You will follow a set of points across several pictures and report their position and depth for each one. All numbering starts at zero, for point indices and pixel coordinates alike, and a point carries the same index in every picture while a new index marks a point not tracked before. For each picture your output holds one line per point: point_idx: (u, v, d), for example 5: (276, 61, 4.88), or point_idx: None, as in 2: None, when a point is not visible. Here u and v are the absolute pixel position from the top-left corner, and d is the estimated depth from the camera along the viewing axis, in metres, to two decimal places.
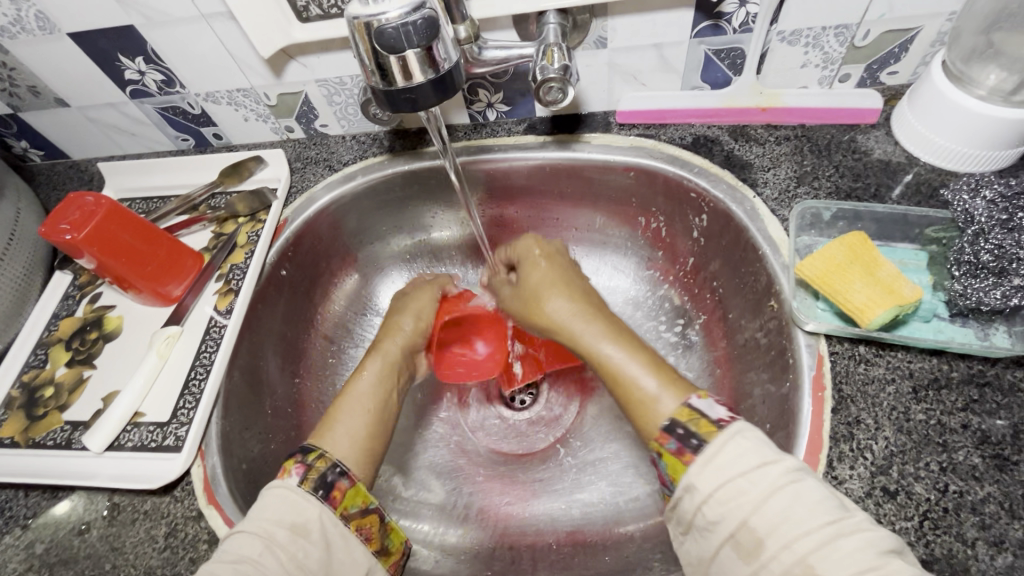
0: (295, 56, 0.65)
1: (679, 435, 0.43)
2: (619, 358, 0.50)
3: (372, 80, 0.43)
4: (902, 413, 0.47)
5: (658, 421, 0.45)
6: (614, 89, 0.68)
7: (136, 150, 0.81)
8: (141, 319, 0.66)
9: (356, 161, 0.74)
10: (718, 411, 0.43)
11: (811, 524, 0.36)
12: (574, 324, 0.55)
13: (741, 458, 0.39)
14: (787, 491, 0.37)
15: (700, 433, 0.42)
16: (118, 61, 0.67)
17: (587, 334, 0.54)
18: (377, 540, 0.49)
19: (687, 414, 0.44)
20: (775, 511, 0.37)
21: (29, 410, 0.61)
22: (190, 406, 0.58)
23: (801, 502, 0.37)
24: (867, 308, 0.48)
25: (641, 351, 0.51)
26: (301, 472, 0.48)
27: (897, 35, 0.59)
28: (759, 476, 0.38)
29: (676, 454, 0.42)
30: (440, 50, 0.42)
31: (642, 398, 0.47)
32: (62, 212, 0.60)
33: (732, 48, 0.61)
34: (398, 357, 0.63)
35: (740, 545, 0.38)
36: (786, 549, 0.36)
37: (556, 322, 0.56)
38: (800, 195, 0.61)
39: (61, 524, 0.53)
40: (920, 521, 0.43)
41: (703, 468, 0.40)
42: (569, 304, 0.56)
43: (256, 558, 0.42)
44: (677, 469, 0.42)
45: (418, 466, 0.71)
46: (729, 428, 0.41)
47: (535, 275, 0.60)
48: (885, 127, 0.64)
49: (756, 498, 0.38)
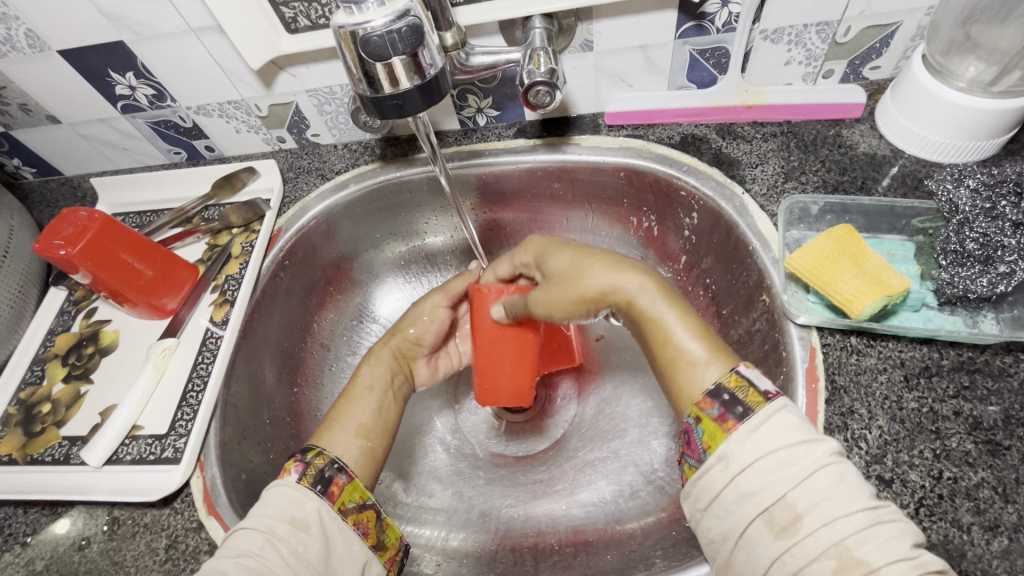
0: (285, 67, 0.65)
1: (723, 401, 0.43)
2: (669, 318, 0.48)
3: (358, 87, 0.43)
4: (894, 402, 0.48)
5: (699, 386, 0.45)
6: (602, 91, 0.69)
7: (128, 165, 0.82)
8: (137, 333, 0.66)
9: (348, 170, 0.74)
10: (765, 382, 0.43)
11: (854, 507, 0.36)
12: (626, 279, 0.51)
13: (788, 432, 0.40)
14: (832, 471, 0.38)
15: (747, 402, 0.42)
16: (109, 78, 0.67)
17: (638, 291, 0.50)
18: (373, 535, 0.48)
19: (734, 380, 0.44)
20: (818, 488, 0.37)
21: (27, 427, 0.61)
22: (188, 418, 0.58)
23: (845, 484, 0.37)
24: (856, 299, 0.48)
25: (688, 312, 0.49)
26: (300, 470, 0.48)
27: (877, 31, 0.60)
28: (802, 453, 0.38)
29: (717, 420, 0.42)
30: (426, 57, 0.42)
31: (685, 363, 0.47)
32: (55, 228, 0.60)
33: (716, 48, 0.63)
34: (391, 359, 0.64)
35: (774, 520, 0.37)
36: (825, 528, 0.36)
37: (611, 268, 0.53)
38: (788, 190, 0.62)
39: (61, 541, 0.53)
40: (916, 509, 0.43)
41: (745, 437, 0.40)
42: (617, 266, 0.53)
43: (259, 553, 0.42)
44: (715, 436, 0.42)
45: (417, 471, 0.72)
46: (776, 402, 0.41)
47: (564, 254, 0.58)
48: (869, 121, 0.65)
49: (798, 473, 0.38)
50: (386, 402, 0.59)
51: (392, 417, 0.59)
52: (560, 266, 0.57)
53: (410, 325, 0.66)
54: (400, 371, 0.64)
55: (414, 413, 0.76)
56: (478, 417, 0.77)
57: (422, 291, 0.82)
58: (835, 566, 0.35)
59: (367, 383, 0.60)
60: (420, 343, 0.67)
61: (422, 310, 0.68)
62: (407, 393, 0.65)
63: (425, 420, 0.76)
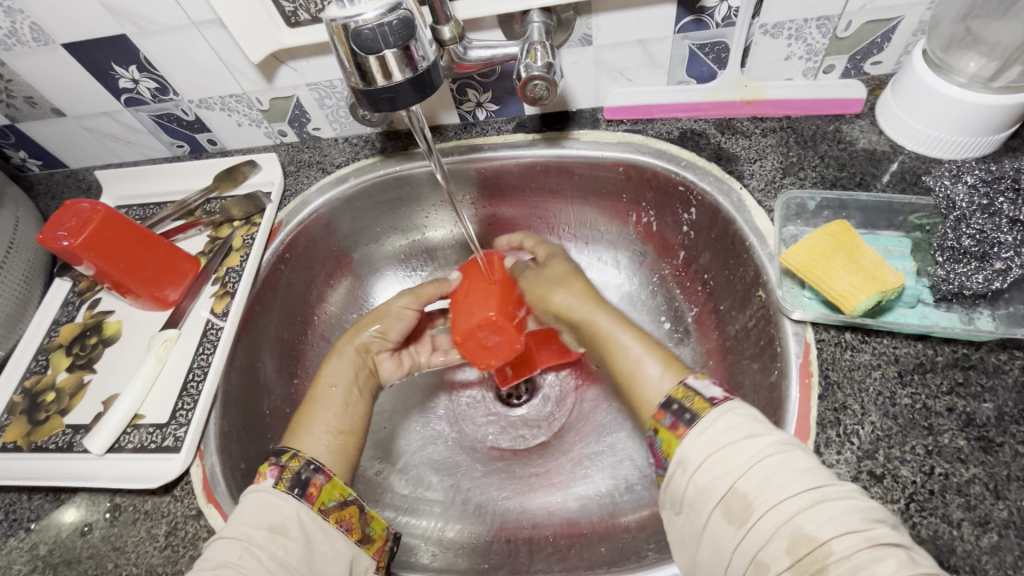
0: (285, 61, 0.66)
1: (673, 411, 0.45)
2: (629, 343, 0.56)
3: (351, 80, 0.43)
4: (888, 397, 0.48)
5: (656, 397, 0.50)
6: (601, 86, 0.69)
7: (132, 157, 0.82)
8: (140, 323, 0.67)
9: (348, 164, 0.75)
10: (712, 391, 0.45)
11: (798, 487, 0.37)
12: (596, 316, 0.60)
13: (733, 428, 0.42)
14: (775, 458, 0.39)
15: (694, 408, 0.44)
16: (112, 71, 0.68)
17: (567, 305, 0.64)
18: (357, 530, 0.50)
19: (682, 391, 0.47)
20: (763, 473, 0.38)
21: (31, 415, 0.62)
22: (189, 407, 0.59)
23: (788, 467, 0.38)
24: (850, 295, 0.48)
25: (652, 342, 0.56)
26: (275, 475, 0.49)
27: (877, 26, 0.60)
28: (746, 444, 0.40)
29: (671, 428, 0.44)
30: (417, 49, 0.42)
31: (642, 380, 0.52)
32: (58, 220, 0.61)
33: (716, 42, 0.62)
34: (354, 357, 0.65)
35: (730, 511, 0.38)
36: (773, 511, 0.37)
37: (554, 282, 0.67)
38: (786, 186, 0.62)
39: (64, 527, 0.54)
40: (907, 504, 0.43)
41: (696, 439, 0.42)
42: (562, 281, 0.66)
43: (237, 562, 0.42)
44: (671, 443, 0.44)
45: (414, 463, 0.72)
46: (720, 405, 0.43)
47: (557, 266, 0.68)
48: (870, 116, 0.64)
49: (744, 463, 0.39)
50: (350, 399, 0.61)
51: (359, 416, 0.60)
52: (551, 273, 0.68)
53: (367, 325, 0.68)
54: (362, 366, 0.66)
55: (414, 405, 0.77)
56: (476, 410, 0.77)
57: None
58: (788, 547, 0.35)
59: (327, 382, 0.61)
60: (386, 339, 0.68)
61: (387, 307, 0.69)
62: (372, 389, 0.66)
63: (424, 412, 0.76)
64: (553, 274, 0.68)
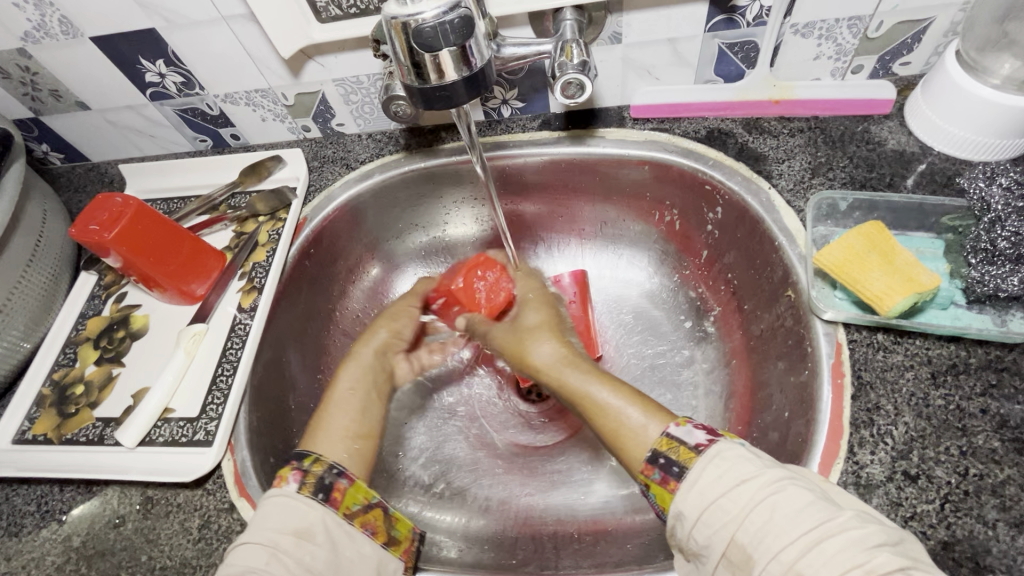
0: (313, 56, 0.66)
1: (661, 465, 0.43)
2: (606, 397, 0.50)
3: (406, 77, 0.43)
4: (921, 398, 0.48)
5: (640, 453, 0.46)
6: (628, 84, 0.69)
7: (155, 152, 0.82)
8: (166, 318, 0.67)
9: (372, 160, 0.75)
10: (695, 437, 0.43)
11: (794, 533, 0.36)
12: (570, 376, 0.54)
13: (722, 476, 0.40)
14: (767, 503, 0.37)
15: (681, 461, 0.42)
16: (139, 65, 0.68)
17: (547, 359, 0.57)
18: (383, 532, 0.50)
19: (666, 442, 0.44)
20: (757, 523, 0.37)
21: (60, 407, 0.62)
22: (218, 402, 0.59)
23: (781, 513, 0.37)
24: (886, 296, 0.48)
25: (625, 389, 0.51)
26: (298, 479, 0.49)
27: (909, 26, 0.60)
28: (737, 494, 0.38)
29: (660, 483, 0.43)
30: (473, 47, 0.42)
31: (624, 434, 0.47)
32: (91, 213, 0.61)
33: (746, 41, 0.62)
34: (373, 361, 0.65)
35: (734, 563, 0.37)
36: (773, 561, 0.35)
37: (528, 332, 0.61)
38: (815, 186, 0.62)
39: (96, 518, 0.55)
40: (941, 504, 0.44)
41: (688, 492, 0.40)
42: (538, 332, 0.60)
43: (264, 568, 0.43)
44: (665, 498, 0.42)
45: (437, 458, 0.73)
46: (706, 453, 0.41)
47: (536, 313, 0.64)
48: (899, 117, 0.64)
49: (739, 514, 0.38)
50: (370, 401, 0.60)
51: (376, 419, 0.60)
52: (529, 322, 0.63)
53: (380, 330, 0.68)
54: (380, 368, 0.65)
55: (435, 400, 0.77)
56: (497, 406, 0.78)
57: None
58: None
59: (348, 386, 0.61)
60: (401, 338, 0.69)
61: (396, 312, 0.70)
62: (389, 392, 0.65)
63: (444, 408, 0.77)
64: (528, 324, 0.62)
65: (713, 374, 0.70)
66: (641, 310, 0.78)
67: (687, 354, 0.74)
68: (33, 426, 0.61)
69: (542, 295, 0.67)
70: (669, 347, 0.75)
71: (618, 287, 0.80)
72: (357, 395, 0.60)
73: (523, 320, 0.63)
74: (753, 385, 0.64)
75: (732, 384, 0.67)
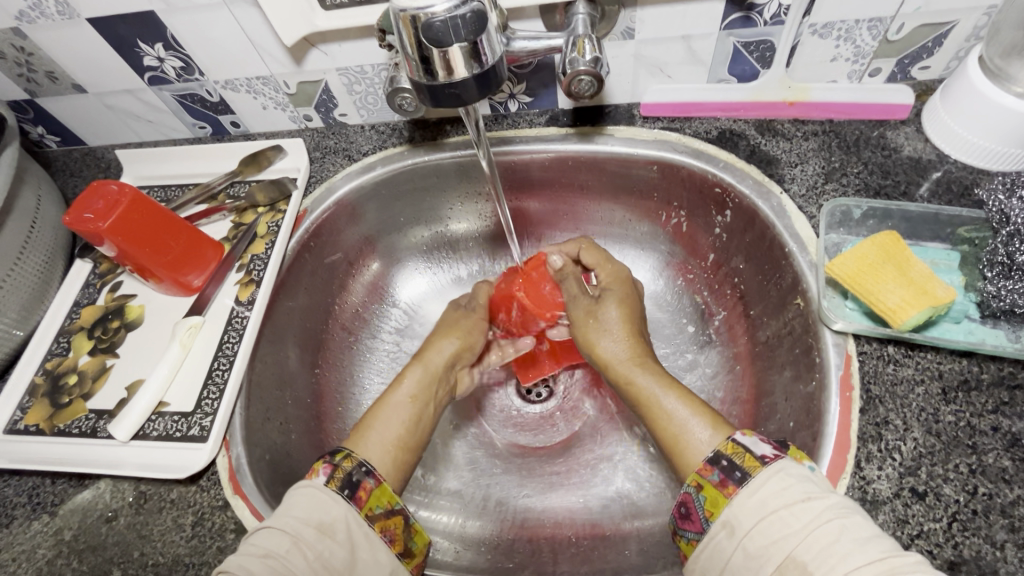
0: (317, 44, 0.64)
1: (722, 467, 0.44)
2: (673, 405, 0.52)
3: (415, 73, 0.42)
4: (930, 414, 0.47)
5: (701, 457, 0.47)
6: (639, 81, 0.67)
7: (153, 137, 0.81)
8: (163, 308, 0.66)
9: (375, 152, 0.73)
10: (762, 448, 0.44)
11: (858, 556, 0.36)
12: (638, 378, 0.56)
13: (786, 492, 0.41)
14: (833, 524, 0.38)
15: (745, 467, 0.43)
16: (137, 48, 0.66)
17: (615, 355, 0.59)
18: (400, 542, 0.49)
19: (731, 447, 0.45)
20: (821, 542, 0.38)
21: (53, 398, 0.61)
22: (214, 397, 0.58)
23: (848, 535, 0.37)
24: (900, 310, 0.47)
25: (691, 399, 0.52)
26: (328, 472, 0.49)
27: (930, 30, 0.58)
28: (802, 510, 0.39)
29: (718, 486, 0.44)
30: (485, 43, 0.40)
31: (687, 442, 0.49)
32: (85, 201, 0.59)
33: (762, 41, 0.61)
34: (441, 369, 0.64)
35: None
36: None
37: (599, 328, 0.61)
38: (828, 192, 0.60)
39: (88, 512, 0.54)
40: (949, 523, 0.43)
41: (746, 501, 0.42)
42: (611, 326, 0.61)
43: (284, 556, 0.43)
44: (717, 502, 0.43)
45: (434, 457, 0.72)
46: (772, 465, 0.42)
47: (613, 308, 0.62)
48: (916, 123, 0.63)
49: (801, 530, 0.38)
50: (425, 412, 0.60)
51: (427, 424, 0.60)
52: (604, 316, 0.62)
53: (451, 339, 0.66)
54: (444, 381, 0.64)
55: None
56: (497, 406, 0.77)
57: (443, 277, 0.82)
58: None
59: (408, 393, 0.60)
60: (472, 351, 0.68)
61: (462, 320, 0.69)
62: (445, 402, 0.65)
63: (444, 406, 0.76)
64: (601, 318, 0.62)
65: (716, 379, 0.69)
66: (644, 312, 0.77)
67: (690, 358, 0.73)
68: (24, 416, 0.60)
69: (624, 282, 0.66)
70: (672, 350, 0.74)
71: None
72: (413, 400, 0.59)
73: (597, 314, 0.62)
74: (757, 392, 0.63)
75: (735, 391, 0.67)
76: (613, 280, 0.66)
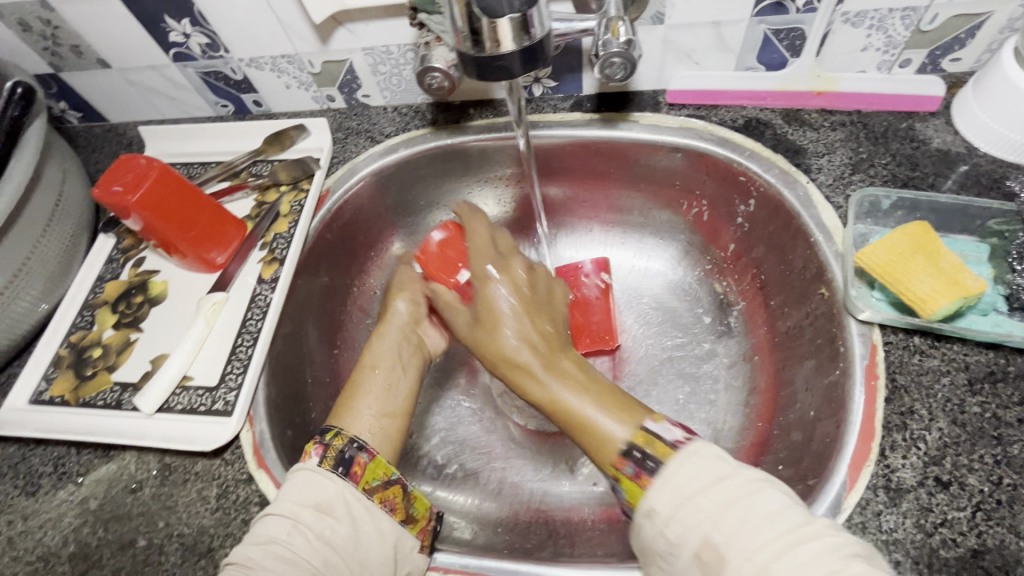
0: (344, 23, 0.64)
1: (636, 458, 0.43)
2: (570, 395, 0.50)
3: (462, 45, 0.42)
4: (956, 404, 0.47)
5: (611, 448, 0.45)
6: (666, 67, 0.67)
7: (174, 115, 0.81)
8: (185, 284, 0.66)
9: (398, 133, 0.73)
10: (673, 433, 0.44)
11: (768, 535, 0.36)
12: (554, 390, 0.51)
13: (697, 476, 0.40)
14: (743, 503, 0.38)
15: (657, 455, 0.43)
16: (164, 23, 0.66)
17: (512, 350, 0.55)
18: (401, 510, 0.51)
19: (643, 436, 0.45)
20: (732, 522, 0.37)
21: (78, 369, 0.62)
22: (238, 372, 0.59)
23: (756, 512, 0.37)
24: (930, 299, 0.47)
25: (588, 381, 0.51)
26: (320, 453, 0.51)
27: (964, 20, 0.57)
28: (713, 492, 0.39)
29: (634, 477, 0.43)
30: (535, 16, 0.40)
31: (595, 432, 0.47)
32: (114, 173, 0.60)
33: (793, 28, 0.60)
34: (399, 333, 0.64)
35: (704, 563, 0.37)
36: (748, 563, 0.36)
37: (490, 321, 0.57)
38: (855, 183, 0.60)
39: (114, 482, 0.55)
40: (973, 512, 0.43)
41: (661, 489, 0.41)
42: (501, 317, 0.56)
43: (286, 539, 0.45)
44: (635, 492, 0.43)
45: (450, 439, 0.72)
46: (683, 449, 0.42)
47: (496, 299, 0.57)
48: (945, 115, 0.62)
49: (713, 513, 0.38)
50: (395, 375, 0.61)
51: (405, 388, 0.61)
52: (484, 311, 0.57)
53: (399, 301, 0.67)
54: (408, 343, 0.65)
55: (450, 381, 0.77)
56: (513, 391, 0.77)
57: None
58: None
59: (372, 363, 0.61)
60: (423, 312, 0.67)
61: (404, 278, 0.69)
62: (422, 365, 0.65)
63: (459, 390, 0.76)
64: (489, 305, 0.57)
65: (734, 369, 0.69)
66: (661, 302, 0.77)
67: (707, 347, 0.73)
68: (50, 387, 0.61)
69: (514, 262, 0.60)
70: (689, 339, 0.74)
71: (640, 278, 0.79)
72: (382, 369, 0.61)
73: (477, 310, 0.58)
74: (776, 382, 0.64)
75: (753, 381, 0.67)
76: (496, 261, 0.59)
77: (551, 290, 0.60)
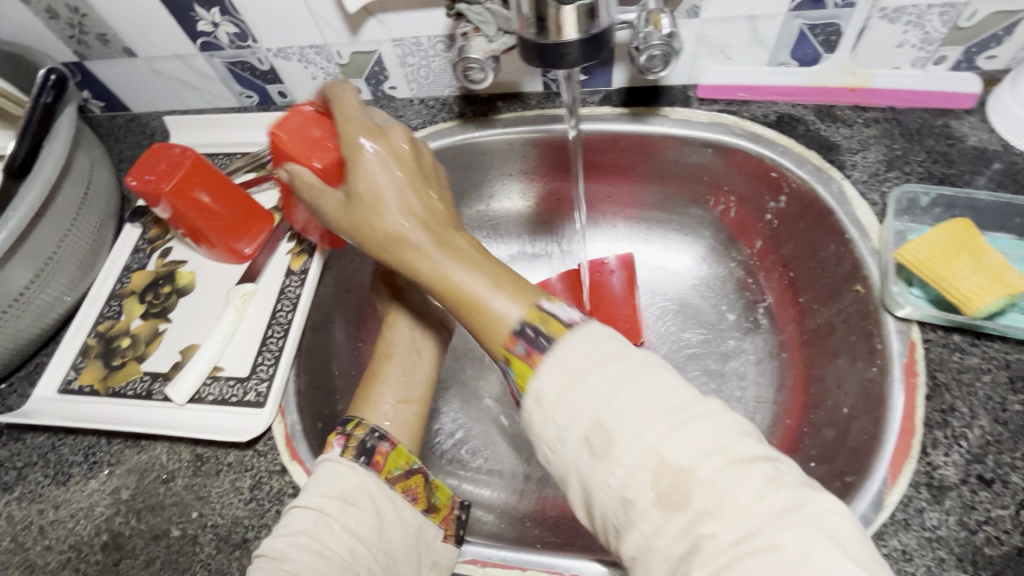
0: (375, 13, 0.63)
1: (529, 338, 0.39)
2: (459, 271, 0.44)
3: (526, 31, 0.43)
4: (997, 402, 0.47)
5: (502, 327, 0.41)
6: (697, 62, 0.66)
7: (197, 105, 0.80)
8: (213, 275, 0.66)
9: (425, 126, 0.73)
10: (570, 313, 0.40)
11: (658, 413, 0.34)
12: (449, 270, 0.44)
13: (589, 354, 0.37)
14: (640, 381, 0.35)
15: (550, 334, 0.39)
16: (193, 12, 0.65)
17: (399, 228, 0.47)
18: (423, 500, 0.50)
19: (537, 315, 0.40)
20: (624, 401, 0.34)
21: (106, 359, 0.61)
22: (269, 363, 0.59)
23: (647, 390, 0.35)
24: (975, 296, 0.47)
25: (474, 257, 0.45)
26: (342, 443, 0.50)
27: (1004, 17, 0.57)
28: (604, 369, 0.36)
29: (525, 359, 0.39)
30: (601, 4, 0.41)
31: (484, 312, 0.42)
32: (148, 162, 0.60)
33: (828, 24, 0.60)
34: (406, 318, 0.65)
35: (592, 445, 0.34)
36: (636, 441, 0.33)
37: (370, 196, 0.47)
38: (891, 179, 0.60)
39: (145, 472, 0.54)
40: (1017, 510, 0.43)
41: (551, 369, 0.37)
42: (385, 193, 0.47)
43: (312, 530, 0.44)
44: (526, 375, 0.39)
45: (475, 433, 0.72)
46: (577, 327, 0.38)
47: (378, 169, 0.48)
48: (980, 113, 0.62)
49: (606, 392, 0.35)
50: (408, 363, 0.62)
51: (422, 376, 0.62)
52: (365, 185, 0.48)
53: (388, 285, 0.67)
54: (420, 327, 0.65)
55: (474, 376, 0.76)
56: None
57: None
58: (653, 479, 0.32)
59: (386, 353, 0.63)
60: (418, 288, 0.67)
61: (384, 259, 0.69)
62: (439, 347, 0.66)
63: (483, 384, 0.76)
64: (369, 181, 0.48)
65: (761, 366, 0.69)
66: (687, 298, 0.77)
67: (734, 344, 0.72)
68: (78, 376, 0.60)
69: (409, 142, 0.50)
70: (715, 336, 0.74)
71: (665, 274, 0.79)
72: (395, 359, 0.62)
73: (353, 183, 0.48)
74: (807, 379, 0.63)
75: (782, 378, 0.67)
76: (375, 130, 0.49)
77: (437, 169, 0.52)
